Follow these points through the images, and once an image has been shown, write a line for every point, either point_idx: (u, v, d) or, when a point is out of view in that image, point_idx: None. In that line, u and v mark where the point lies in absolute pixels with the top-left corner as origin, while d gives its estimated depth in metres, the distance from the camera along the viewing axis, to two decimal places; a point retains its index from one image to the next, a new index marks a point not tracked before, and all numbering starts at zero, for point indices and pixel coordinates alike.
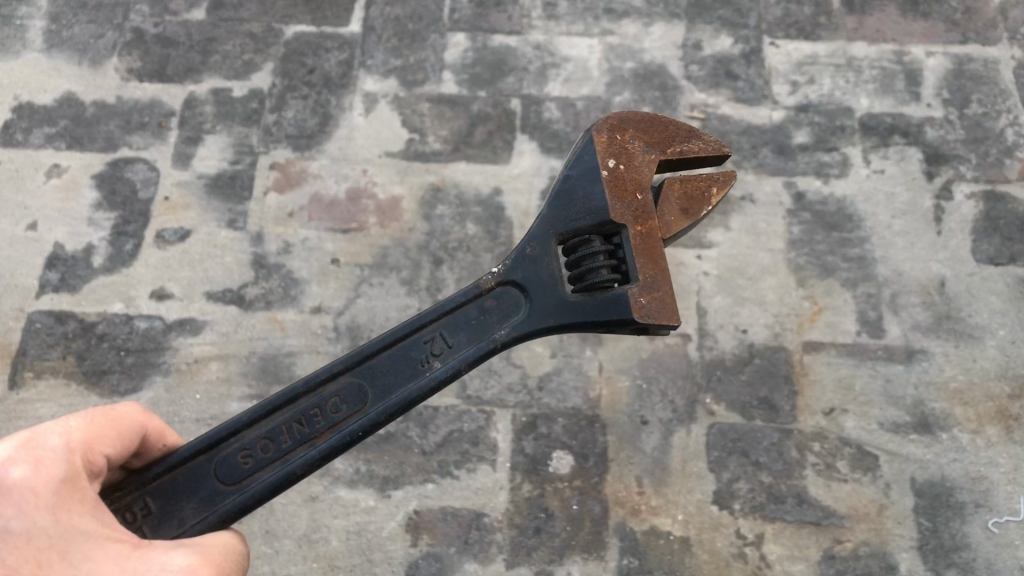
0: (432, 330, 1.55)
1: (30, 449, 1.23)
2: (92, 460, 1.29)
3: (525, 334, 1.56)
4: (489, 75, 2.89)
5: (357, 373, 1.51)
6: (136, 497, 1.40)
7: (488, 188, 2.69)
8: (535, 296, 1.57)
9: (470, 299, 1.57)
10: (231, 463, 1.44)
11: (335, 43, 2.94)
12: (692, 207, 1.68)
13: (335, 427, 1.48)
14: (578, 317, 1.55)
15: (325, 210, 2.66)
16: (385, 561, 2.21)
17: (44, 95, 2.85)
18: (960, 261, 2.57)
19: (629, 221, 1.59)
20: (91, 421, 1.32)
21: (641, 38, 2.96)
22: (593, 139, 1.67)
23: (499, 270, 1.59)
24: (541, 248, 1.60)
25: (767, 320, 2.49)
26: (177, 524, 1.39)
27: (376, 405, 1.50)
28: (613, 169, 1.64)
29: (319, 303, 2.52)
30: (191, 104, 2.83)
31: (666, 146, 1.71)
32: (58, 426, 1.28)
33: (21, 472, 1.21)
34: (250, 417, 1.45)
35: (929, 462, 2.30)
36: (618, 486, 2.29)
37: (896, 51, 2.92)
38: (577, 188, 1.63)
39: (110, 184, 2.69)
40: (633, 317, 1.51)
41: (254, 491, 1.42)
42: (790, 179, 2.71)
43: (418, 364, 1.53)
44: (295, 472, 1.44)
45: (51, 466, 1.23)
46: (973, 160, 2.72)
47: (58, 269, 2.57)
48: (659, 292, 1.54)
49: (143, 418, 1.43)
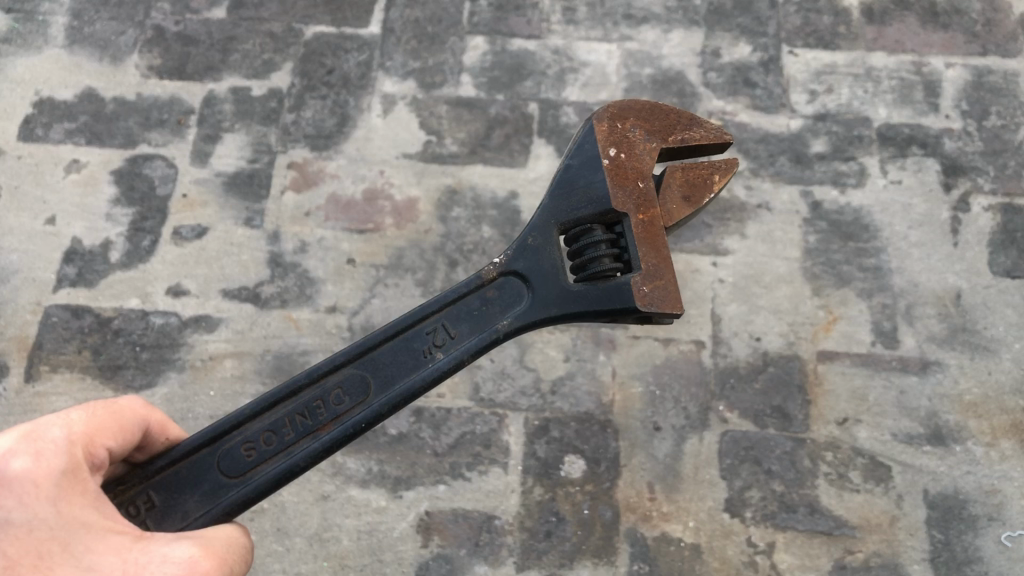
0: (434, 321, 1.55)
1: (31, 441, 1.24)
2: (93, 453, 1.30)
3: (528, 324, 1.56)
4: (507, 79, 2.89)
5: (360, 365, 1.52)
6: (140, 490, 1.41)
7: (504, 192, 2.70)
8: (537, 286, 1.58)
9: (472, 289, 1.57)
10: (234, 455, 1.45)
11: (354, 44, 2.95)
12: (694, 195, 1.68)
13: (338, 419, 1.49)
14: (581, 306, 1.55)
15: (341, 210, 2.67)
16: (396, 561, 2.21)
17: (65, 91, 2.86)
18: (976, 274, 2.56)
19: (631, 209, 1.59)
20: (93, 414, 1.33)
21: (659, 45, 2.96)
22: (594, 128, 1.68)
23: (500, 261, 1.59)
24: (543, 239, 1.61)
25: (781, 329, 2.49)
26: (181, 517, 1.40)
27: (379, 396, 1.50)
28: (614, 157, 1.64)
29: (334, 302, 2.53)
30: (211, 102, 2.84)
31: (667, 134, 1.72)
32: (59, 419, 1.29)
33: (22, 463, 1.21)
34: (253, 409, 1.46)
35: (942, 475, 2.30)
36: (629, 491, 2.29)
37: (915, 62, 2.92)
38: (578, 178, 1.64)
39: (128, 180, 2.71)
40: (636, 306, 1.52)
41: (257, 483, 1.43)
42: (807, 188, 2.70)
43: (420, 355, 1.53)
44: (298, 464, 1.45)
45: (53, 458, 1.24)
46: (991, 172, 2.71)
47: (75, 264, 2.58)
48: (663, 278, 1.54)
49: (144, 412, 1.43)
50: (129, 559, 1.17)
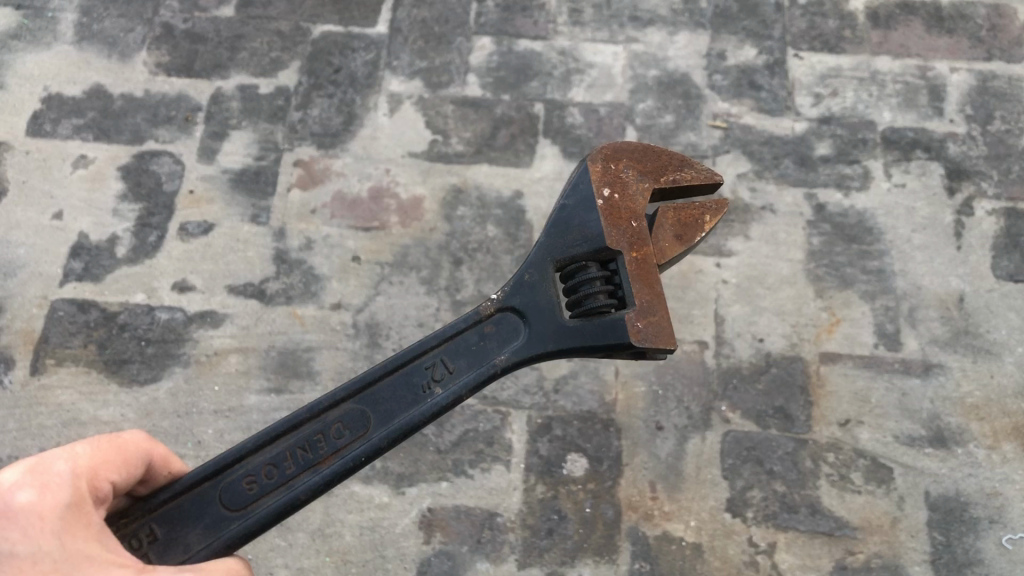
0: (434, 355, 1.56)
1: (36, 474, 1.26)
2: (97, 486, 1.31)
3: (525, 358, 1.58)
4: (513, 79, 2.91)
5: (360, 400, 1.52)
6: (142, 523, 1.40)
7: (509, 191, 2.71)
8: (535, 321, 1.59)
9: (470, 324, 1.58)
10: (236, 488, 1.45)
11: (361, 43, 2.96)
12: (685, 233, 1.71)
13: (338, 453, 1.49)
14: (577, 341, 1.57)
15: (347, 208, 2.68)
16: (399, 557, 2.22)
17: (73, 87, 2.88)
18: (980, 278, 2.56)
19: (625, 247, 1.61)
20: (97, 447, 1.34)
21: (665, 47, 2.98)
22: (588, 168, 1.69)
23: (498, 296, 1.60)
24: (539, 275, 1.62)
25: (785, 330, 2.50)
26: (183, 550, 1.40)
27: (379, 431, 1.51)
28: (608, 197, 1.66)
29: (339, 299, 2.54)
30: (218, 99, 2.86)
31: (660, 175, 1.75)
32: (65, 451, 1.31)
33: (27, 496, 1.23)
34: (254, 443, 1.46)
35: (943, 477, 2.30)
36: (631, 489, 2.30)
37: (920, 66, 2.93)
38: (573, 217, 1.64)
39: (135, 176, 2.72)
40: (630, 341, 1.53)
41: (259, 517, 1.43)
42: (811, 191, 2.71)
43: (419, 389, 1.54)
44: (299, 497, 1.45)
45: (57, 491, 1.25)
46: (995, 177, 2.72)
47: (81, 258, 2.59)
48: (656, 316, 1.56)
49: (147, 445, 1.43)
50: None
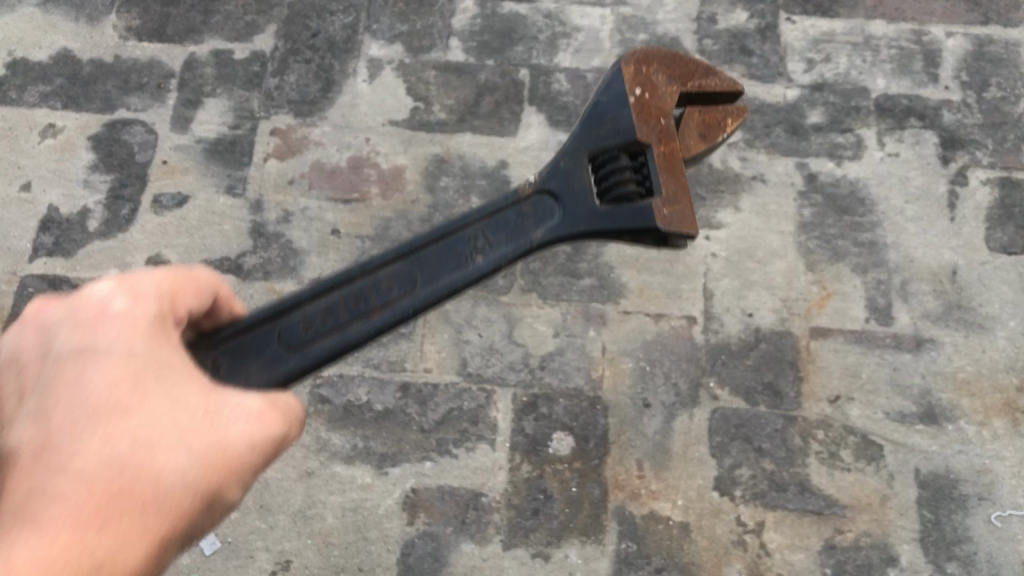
0: (475, 227, 1.54)
1: (127, 287, 1.16)
2: (177, 309, 1.22)
3: (561, 238, 1.56)
4: (498, 44, 2.82)
5: (406, 258, 1.50)
6: (205, 358, 1.39)
7: (494, 161, 2.64)
8: (570, 203, 1.57)
9: (508, 203, 1.56)
10: (292, 330, 1.44)
11: (340, 6, 2.86)
12: (709, 134, 1.71)
13: (387, 305, 1.48)
14: (612, 223, 1.53)
15: (326, 179, 2.60)
16: (382, 539, 2.17)
17: (39, 52, 2.77)
18: (973, 250, 2.52)
19: (654, 141, 1.57)
20: (176, 272, 1.24)
21: (654, 10, 2.88)
22: (620, 68, 1.64)
23: (535, 178, 1.59)
24: (573, 162, 1.59)
25: (774, 304, 2.45)
26: (243, 383, 1.39)
27: (424, 290, 1.49)
28: (639, 96, 1.61)
29: (319, 274, 2.48)
30: (191, 65, 2.76)
31: (687, 80, 1.70)
32: (146, 272, 1.21)
33: (121, 303, 1.14)
34: (305, 291, 1.45)
35: (933, 454, 2.27)
36: (618, 468, 2.26)
37: (915, 30, 2.85)
38: (608, 111, 1.60)
39: (107, 146, 2.63)
40: (656, 224, 1.50)
41: (314, 356, 1.43)
42: (803, 160, 2.65)
43: (462, 257, 1.52)
44: (348, 344, 1.44)
45: (149, 303, 1.16)
46: (989, 146, 2.67)
47: (52, 232, 2.51)
48: (682, 206, 1.54)
49: (217, 282, 1.34)
50: (212, 398, 1.10)
